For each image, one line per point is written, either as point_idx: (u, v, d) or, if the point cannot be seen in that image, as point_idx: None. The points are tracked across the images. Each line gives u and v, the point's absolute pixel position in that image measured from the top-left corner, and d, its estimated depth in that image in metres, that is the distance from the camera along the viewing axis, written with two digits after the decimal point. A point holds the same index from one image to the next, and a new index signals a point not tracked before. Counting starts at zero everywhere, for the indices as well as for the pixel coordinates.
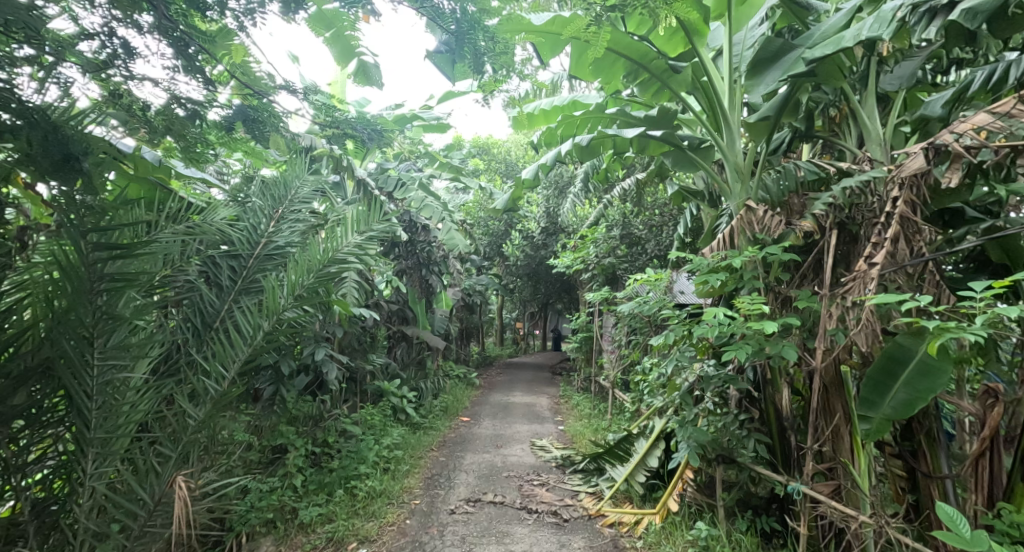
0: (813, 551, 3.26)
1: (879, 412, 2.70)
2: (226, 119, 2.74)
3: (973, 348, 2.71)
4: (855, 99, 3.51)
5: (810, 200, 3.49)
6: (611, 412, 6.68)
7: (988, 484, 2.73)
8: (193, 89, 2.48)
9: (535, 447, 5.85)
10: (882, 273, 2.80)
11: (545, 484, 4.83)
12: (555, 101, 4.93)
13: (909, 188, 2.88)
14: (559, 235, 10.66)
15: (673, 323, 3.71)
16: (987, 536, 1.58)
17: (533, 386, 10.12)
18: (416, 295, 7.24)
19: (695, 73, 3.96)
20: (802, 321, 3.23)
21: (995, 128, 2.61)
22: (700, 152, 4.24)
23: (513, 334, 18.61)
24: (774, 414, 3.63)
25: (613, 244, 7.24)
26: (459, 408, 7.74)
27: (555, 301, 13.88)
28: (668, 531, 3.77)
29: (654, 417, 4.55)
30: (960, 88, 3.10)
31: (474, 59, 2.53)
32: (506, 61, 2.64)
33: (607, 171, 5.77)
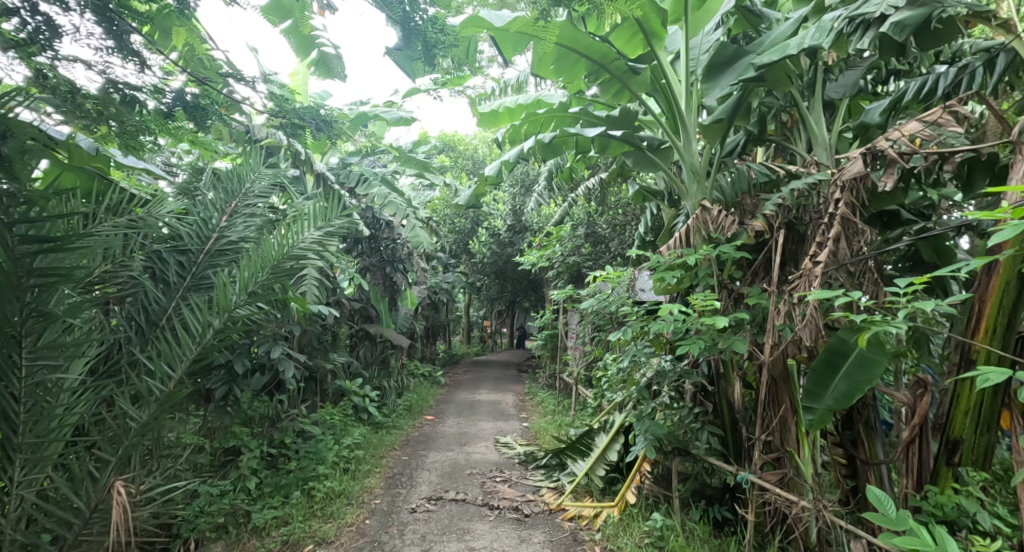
0: (761, 537, 3.40)
1: (821, 404, 2.85)
2: (166, 107, 2.60)
3: (910, 342, 2.89)
4: (803, 106, 3.66)
5: (761, 200, 3.63)
6: (574, 409, 6.77)
7: (917, 467, 2.88)
8: (130, 74, 2.40)
9: (499, 444, 5.88)
10: (826, 272, 2.93)
11: (507, 481, 4.85)
12: (519, 100, 4.96)
13: (850, 191, 3.00)
14: (525, 233, 10.73)
15: (631, 319, 3.80)
16: (910, 514, 1.64)
17: (498, 384, 10.14)
18: (380, 293, 7.15)
19: (653, 74, 4.05)
20: (752, 317, 3.36)
21: (925, 135, 2.79)
22: (660, 152, 4.36)
23: (479, 333, 18.59)
24: (727, 407, 3.77)
25: (577, 243, 7.35)
26: (423, 406, 7.69)
27: (521, 299, 13.92)
28: (626, 523, 3.85)
29: (614, 412, 4.65)
30: (896, 98, 3.30)
31: (425, 51, 2.50)
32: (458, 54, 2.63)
33: (571, 171, 5.84)
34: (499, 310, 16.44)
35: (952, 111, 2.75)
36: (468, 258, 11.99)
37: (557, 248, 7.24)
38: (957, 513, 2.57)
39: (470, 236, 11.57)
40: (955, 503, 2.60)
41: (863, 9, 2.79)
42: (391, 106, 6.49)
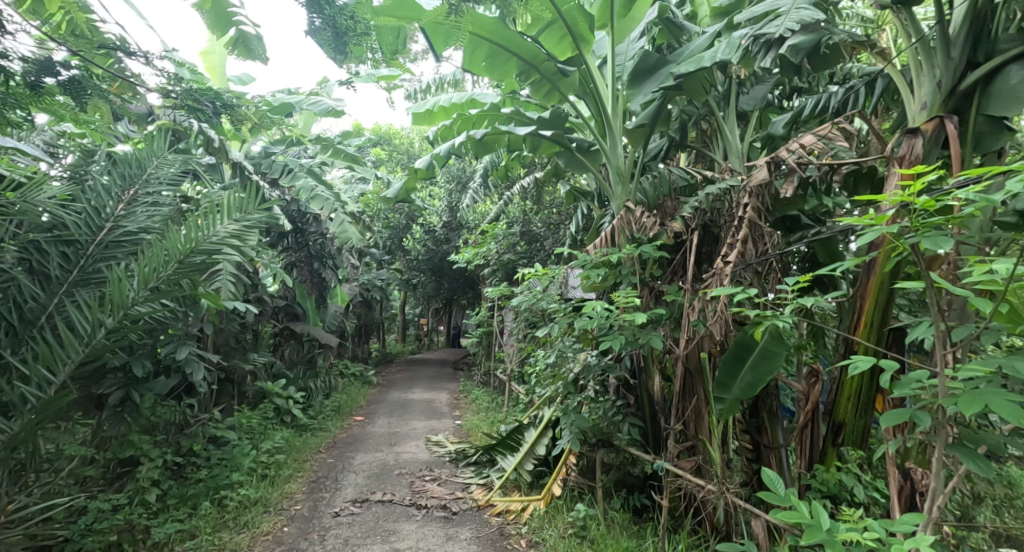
0: (675, 522, 3.58)
1: (730, 394, 3.05)
2: (33, 77, 2.34)
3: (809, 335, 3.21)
4: (719, 116, 3.90)
5: (680, 203, 3.82)
6: (507, 405, 6.83)
7: (809, 448, 3.19)
8: None
9: (430, 443, 5.81)
10: (735, 271, 3.14)
11: (437, 479, 4.82)
12: (453, 98, 4.99)
13: (756, 197, 3.21)
14: (460, 230, 10.66)
15: (559, 316, 3.92)
16: (795, 492, 1.78)
17: (432, 383, 10.00)
18: (306, 290, 6.87)
19: (581, 77, 4.14)
20: (669, 313, 3.54)
21: (819, 148, 3.07)
22: (589, 154, 4.50)
23: (416, 331, 18.26)
24: (647, 400, 3.95)
25: (512, 241, 7.40)
26: (353, 407, 7.46)
27: (457, 296, 13.83)
28: (551, 515, 3.93)
29: (543, 408, 4.74)
30: (797, 113, 3.62)
31: (334, 38, 2.44)
32: (369, 39, 2.56)
33: (505, 169, 5.88)
34: (435, 308, 16.27)
35: (840, 128, 3.05)
36: (404, 255, 11.75)
37: (492, 245, 7.17)
38: (838, 487, 2.86)
39: (405, 232, 11.34)
40: (837, 480, 2.90)
41: (766, 28, 2.88)
42: (318, 95, 6.22)
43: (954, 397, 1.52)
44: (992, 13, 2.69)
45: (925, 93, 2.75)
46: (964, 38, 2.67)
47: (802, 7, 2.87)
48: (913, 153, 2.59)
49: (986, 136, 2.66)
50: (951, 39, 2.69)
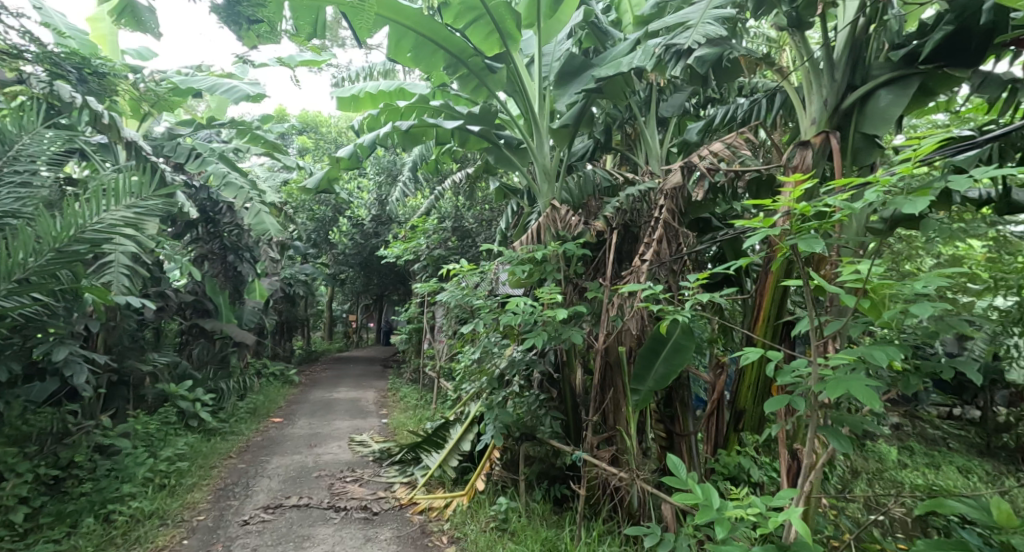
0: (591, 510, 3.69)
1: (645, 386, 3.20)
2: None
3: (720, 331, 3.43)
4: (640, 120, 4.06)
5: (603, 203, 3.94)
6: (435, 402, 6.74)
7: (715, 434, 3.44)
8: None
9: (354, 442, 5.64)
10: (650, 270, 3.30)
11: (358, 480, 4.69)
12: (381, 86, 4.84)
13: (671, 199, 3.39)
14: (390, 224, 10.37)
15: (484, 312, 3.94)
16: (696, 475, 1.88)
17: (359, 381, 9.69)
18: (218, 284, 6.42)
19: (508, 73, 4.16)
20: (590, 309, 3.66)
21: (725, 155, 3.28)
22: (518, 152, 4.50)
23: (344, 328, 17.61)
24: (568, 393, 4.05)
25: (443, 236, 7.28)
26: (270, 407, 7.07)
27: (387, 292, 13.46)
28: (474, 510, 3.93)
29: (470, 404, 4.73)
30: (709, 121, 4.00)
31: (226, 13, 2.32)
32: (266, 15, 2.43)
33: (436, 163, 5.79)
34: (365, 304, 15.81)
35: (744, 137, 3.29)
36: (330, 249, 11.30)
37: (423, 240, 7.04)
38: (737, 469, 3.13)
39: (331, 225, 10.87)
40: (737, 463, 3.18)
41: (676, 40, 3.02)
42: (231, 76, 5.82)
43: (824, 383, 1.69)
44: (867, 41, 3.00)
45: (812, 111, 3.03)
46: (844, 61, 2.96)
47: (709, 22, 3.03)
48: (803, 163, 2.86)
49: (863, 151, 2.95)
50: (835, 62, 2.98)
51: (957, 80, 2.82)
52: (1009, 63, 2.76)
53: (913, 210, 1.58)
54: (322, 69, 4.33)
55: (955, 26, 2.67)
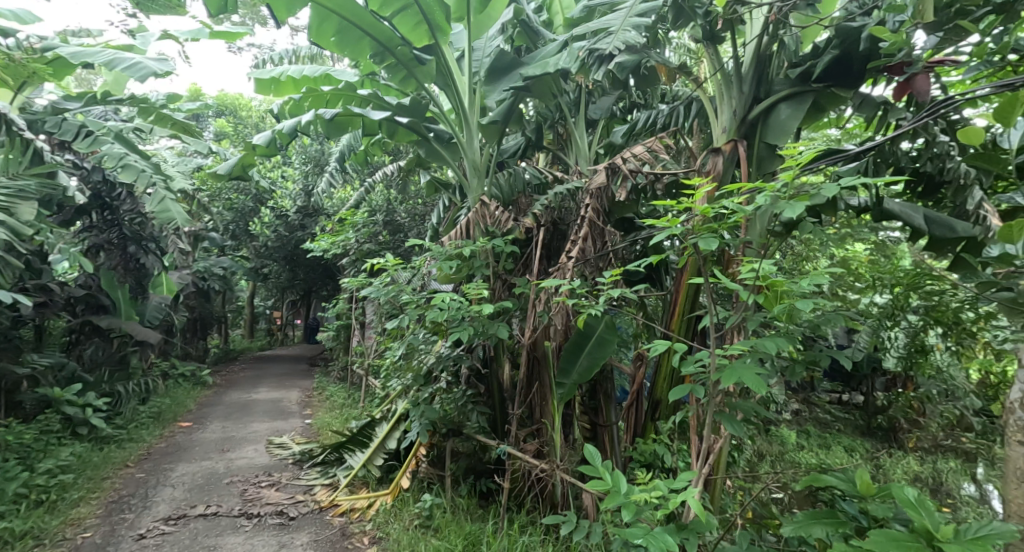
0: (516, 502, 3.74)
1: (570, 379, 3.29)
2: None
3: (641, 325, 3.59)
4: (570, 121, 4.17)
5: (533, 200, 4.00)
6: (363, 400, 6.57)
7: (635, 423, 3.59)
8: None
9: (272, 445, 5.38)
10: (576, 266, 3.38)
11: (275, 484, 4.48)
12: (305, 71, 4.60)
13: (596, 198, 3.50)
14: (316, 216, 9.93)
15: (409, 308, 3.87)
16: (610, 462, 1.97)
17: (281, 381, 9.24)
18: (116, 278, 5.88)
19: (438, 66, 4.09)
20: (517, 304, 3.70)
21: (645, 157, 3.43)
22: (448, 146, 4.45)
23: (267, 324, 16.72)
24: (496, 388, 4.07)
25: (375, 230, 7.03)
26: (179, 411, 6.59)
27: (314, 287, 12.92)
28: (397, 509, 3.88)
29: (396, 402, 4.65)
30: (633, 124, 4.17)
31: None
32: None
33: (364, 155, 5.60)
34: (291, 299, 15.11)
35: (663, 142, 3.47)
36: (250, 241, 10.66)
37: (351, 234, 6.80)
38: (651, 456, 3.31)
39: (252, 215, 10.25)
40: (653, 450, 3.36)
41: (599, 44, 3.11)
42: (132, 49, 5.35)
43: (721, 373, 1.82)
44: (771, 59, 3.24)
45: (724, 120, 3.23)
46: (752, 75, 3.18)
47: (629, 29, 3.14)
48: (715, 168, 3.05)
49: (766, 159, 3.20)
50: (743, 76, 3.19)
51: (843, 99, 3.12)
52: (883, 87, 3.06)
53: (793, 213, 1.76)
54: (236, 48, 4.08)
55: (840, 50, 2.96)
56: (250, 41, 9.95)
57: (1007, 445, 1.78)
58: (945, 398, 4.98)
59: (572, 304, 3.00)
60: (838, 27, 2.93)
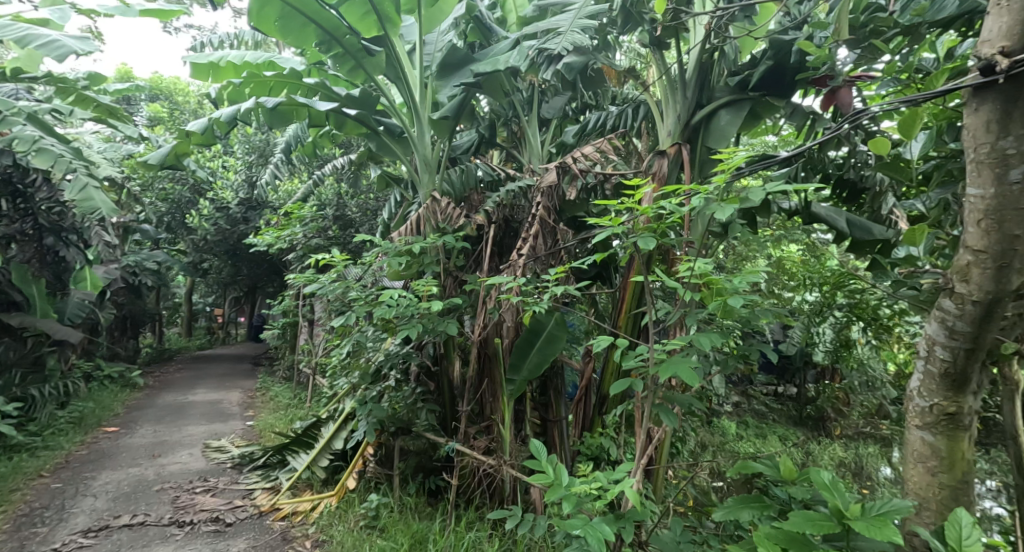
0: (465, 499, 3.74)
1: (520, 375, 3.31)
2: None
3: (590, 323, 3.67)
4: (524, 120, 4.21)
5: (485, 197, 4.01)
6: (309, 401, 6.39)
7: (583, 418, 3.66)
8: None
9: (209, 449, 5.15)
10: (527, 264, 3.41)
11: (211, 489, 4.29)
12: (247, 57, 4.37)
13: (547, 197, 3.55)
14: (260, 209, 9.53)
15: (357, 305, 3.79)
16: (556, 455, 2.01)
17: (220, 381, 8.85)
18: (30, 273, 5.45)
19: (388, 58, 4.02)
20: (467, 301, 3.69)
21: (595, 157, 3.51)
22: (398, 140, 4.37)
23: (207, 322, 15.97)
24: (447, 385, 4.05)
25: (323, 224, 6.83)
26: (105, 415, 6.21)
27: (260, 283, 12.44)
28: (342, 510, 3.80)
29: (343, 401, 4.56)
30: (584, 125, 4.25)
31: None
32: None
33: (313, 146, 5.43)
34: (234, 295, 14.48)
35: (611, 142, 3.55)
36: (187, 234, 10.13)
37: (297, 228, 6.57)
38: (597, 449, 3.40)
39: (189, 207, 9.73)
40: (599, 444, 3.45)
41: (548, 44, 3.16)
42: (47, 23, 4.95)
43: (661, 367, 1.90)
44: (711, 67, 3.38)
45: (669, 124, 3.34)
46: (695, 82, 3.31)
47: (577, 31, 3.21)
48: (660, 171, 3.16)
49: (706, 163, 3.35)
50: (687, 82, 3.31)
51: (777, 108, 3.30)
52: (813, 99, 3.26)
53: (725, 215, 1.86)
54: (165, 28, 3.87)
55: (774, 61, 3.13)
56: (188, 22, 9.43)
57: (907, 428, 1.95)
58: (868, 389, 5.35)
59: (517, 301, 3.06)
60: (772, 39, 3.09)
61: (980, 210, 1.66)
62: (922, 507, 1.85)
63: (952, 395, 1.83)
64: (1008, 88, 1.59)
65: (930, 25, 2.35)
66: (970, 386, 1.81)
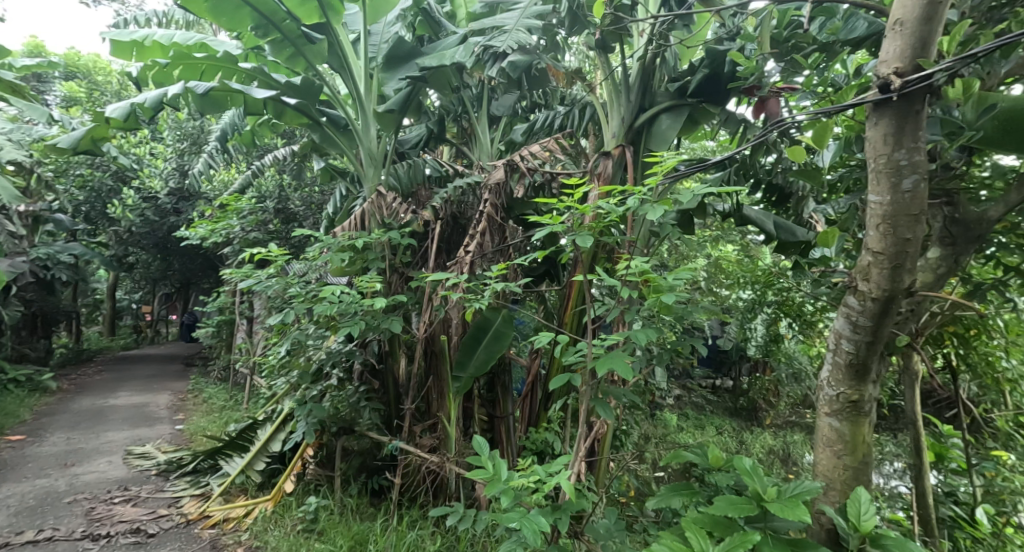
0: (408, 498, 3.72)
1: (466, 372, 3.31)
2: None
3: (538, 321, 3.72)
4: (473, 117, 4.22)
5: (433, 193, 3.97)
6: (246, 402, 6.14)
7: (529, 414, 3.72)
8: None
9: (131, 456, 4.85)
10: (474, 261, 3.42)
11: (132, 499, 4.04)
12: (176, 37, 4.10)
13: (494, 194, 3.57)
14: (193, 200, 9.02)
15: (295, 302, 3.67)
16: (497, 450, 2.03)
17: (147, 383, 8.34)
18: None
19: (330, 47, 3.90)
20: (413, 298, 3.65)
21: (542, 155, 3.56)
22: (342, 132, 4.25)
23: (133, 320, 15.01)
24: (392, 383, 4.01)
25: (263, 217, 6.56)
26: (11, 422, 5.71)
27: (193, 278, 11.81)
28: (278, 515, 3.68)
29: (282, 401, 4.43)
30: (532, 124, 4.29)
31: None
32: None
33: (251, 135, 5.20)
34: (163, 291, 13.67)
35: (557, 142, 3.60)
36: (109, 226, 9.46)
37: (234, 220, 6.27)
38: (542, 444, 3.47)
39: (112, 196, 9.09)
40: (544, 439, 3.52)
41: (493, 42, 3.17)
42: None
43: (599, 362, 1.96)
44: (653, 72, 3.49)
45: (613, 126, 3.44)
46: (638, 85, 3.42)
47: (522, 30, 3.24)
48: (605, 172, 3.25)
49: (648, 165, 3.48)
50: (631, 85, 3.42)
51: (712, 115, 3.46)
52: (746, 107, 3.44)
53: (658, 215, 1.94)
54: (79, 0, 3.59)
55: (710, 70, 3.28)
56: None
57: (818, 416, 2.10)
58: (794, 381, 5.70)
59: (460, 298, 3.06)
60: (709, 49, 3.24)
61: (879, 215, 1.82)
62: (829, 488, 2.01)
63: (855, 384, 2.00)
64: (901, 105, 1.73)
65: (843, 43, 2.52)
66: (869, 375, 1.97)
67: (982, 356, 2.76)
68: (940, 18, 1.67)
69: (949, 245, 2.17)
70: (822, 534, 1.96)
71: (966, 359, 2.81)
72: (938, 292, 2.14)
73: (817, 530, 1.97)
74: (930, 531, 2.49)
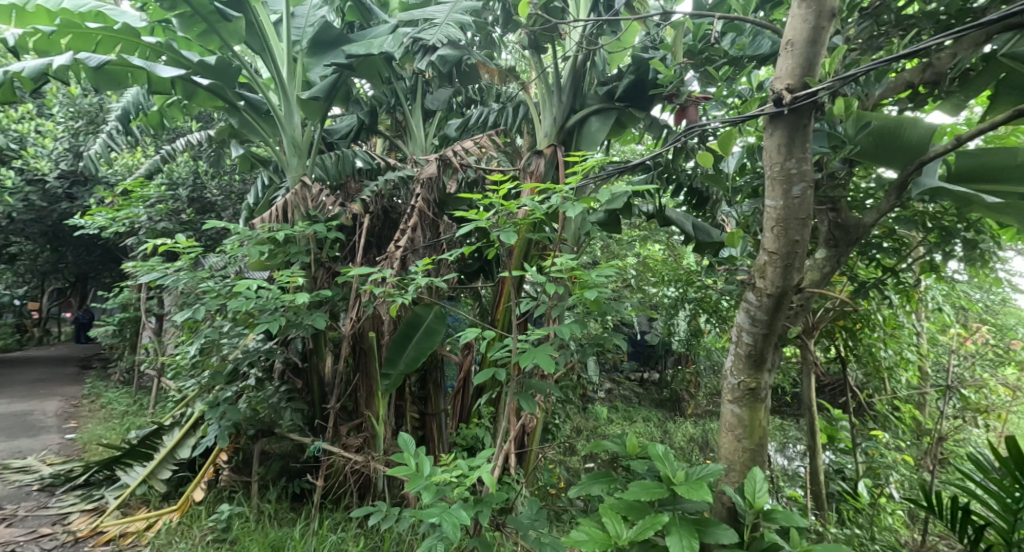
0: (331, 499, 3.63)
1: (395, 370, 3.26)
2: None
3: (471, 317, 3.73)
4: (406, 110, 4.17)
5: (362, 185, 3.86)
6: (151, 406, 5.69)
7: (460, 410, 3.75)
8: None
9: (10, 470, 4.36)
10: (405, 256, 3.36)
11: (8, 518, 3.62)
12: (66, 3, 3.72)
13: (425, 189, 3.52)
14: (89, 185, 8.22)
15: (207, 298, 3.45)
16: (420, 446, 2.01)
17: (32, 389, 7.53)
18: None
19: (248, 26, 3.69)
20: (339, 294, 3.54)
21: (473, 151, 3.55)
22: (261, 117, 4.04)
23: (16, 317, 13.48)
24: (315, 382, 3.86)
25: (175, 206, 6.11)
26: None
27: (89, 272, 10.77)
28: (185, 525, 3.46)
29: (192, 404, 4.21)
30: (467, 120, 4.26)
31: None
32: None
33: (160, 116, 4.82)
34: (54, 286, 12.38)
35: (490, 139, 3.62)
36: None
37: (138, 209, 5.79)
38: (472, 440, 3.50)
39: None
40: (474, 434, 3.55)
41: (422, 34, 3.13)
42: None
43: (525, 357, 1.99)
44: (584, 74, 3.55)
45: (545, 125, 3.51)
46: (569, 87, 3.48)
47: (452, 23, 3.22)
48: (537, 170, 3.30)
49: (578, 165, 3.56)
50: (563, 86, 3.47)
51: (637, 119, 3.61)
52: (668, 113, 3.62)
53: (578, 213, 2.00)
54: None
55: (636, 76, 3.41)
56: None
57: (721, 403, 2.25)
58: (712, 373, 6.06)
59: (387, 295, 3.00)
60: (636, 55, 3.37)
61: (773, 218, 1.97)
62: (730, 468, 2.16)
63: (753, 372, 2.16)
64: (793, 118, 1.89)
65: (749, 58, 2.80)
66: (765, 364, 2.14)
67: (866, 347, 3.09)
68: (823, 42, 1.84)
69: (834, 246, 2.40)
70: (723, 512, 2.10)
71: (854, 349, 3.12)
72: (824, 288, 2.36)
73: (719, 508, 2.10)
74: (820, 505, 2.77)
